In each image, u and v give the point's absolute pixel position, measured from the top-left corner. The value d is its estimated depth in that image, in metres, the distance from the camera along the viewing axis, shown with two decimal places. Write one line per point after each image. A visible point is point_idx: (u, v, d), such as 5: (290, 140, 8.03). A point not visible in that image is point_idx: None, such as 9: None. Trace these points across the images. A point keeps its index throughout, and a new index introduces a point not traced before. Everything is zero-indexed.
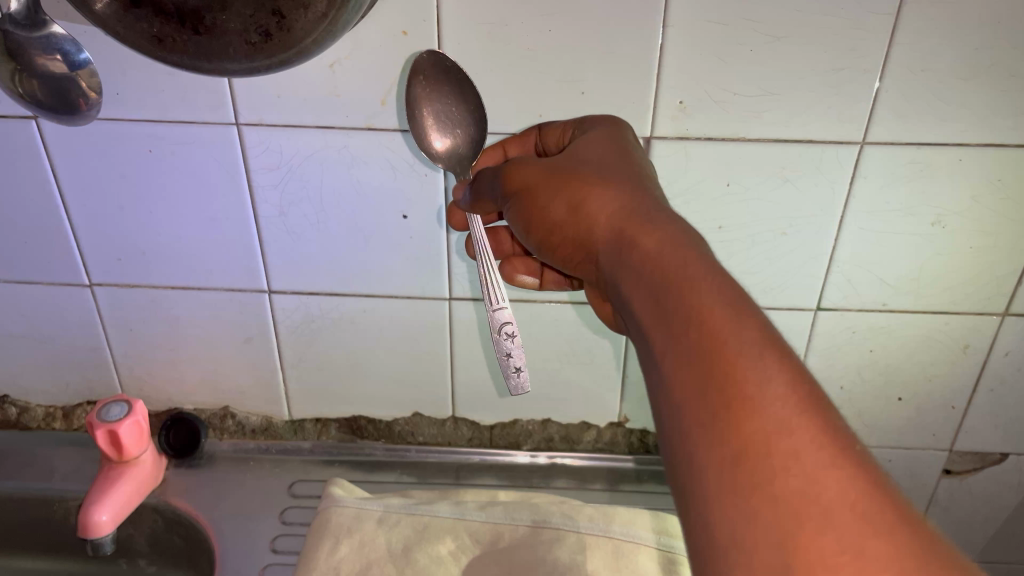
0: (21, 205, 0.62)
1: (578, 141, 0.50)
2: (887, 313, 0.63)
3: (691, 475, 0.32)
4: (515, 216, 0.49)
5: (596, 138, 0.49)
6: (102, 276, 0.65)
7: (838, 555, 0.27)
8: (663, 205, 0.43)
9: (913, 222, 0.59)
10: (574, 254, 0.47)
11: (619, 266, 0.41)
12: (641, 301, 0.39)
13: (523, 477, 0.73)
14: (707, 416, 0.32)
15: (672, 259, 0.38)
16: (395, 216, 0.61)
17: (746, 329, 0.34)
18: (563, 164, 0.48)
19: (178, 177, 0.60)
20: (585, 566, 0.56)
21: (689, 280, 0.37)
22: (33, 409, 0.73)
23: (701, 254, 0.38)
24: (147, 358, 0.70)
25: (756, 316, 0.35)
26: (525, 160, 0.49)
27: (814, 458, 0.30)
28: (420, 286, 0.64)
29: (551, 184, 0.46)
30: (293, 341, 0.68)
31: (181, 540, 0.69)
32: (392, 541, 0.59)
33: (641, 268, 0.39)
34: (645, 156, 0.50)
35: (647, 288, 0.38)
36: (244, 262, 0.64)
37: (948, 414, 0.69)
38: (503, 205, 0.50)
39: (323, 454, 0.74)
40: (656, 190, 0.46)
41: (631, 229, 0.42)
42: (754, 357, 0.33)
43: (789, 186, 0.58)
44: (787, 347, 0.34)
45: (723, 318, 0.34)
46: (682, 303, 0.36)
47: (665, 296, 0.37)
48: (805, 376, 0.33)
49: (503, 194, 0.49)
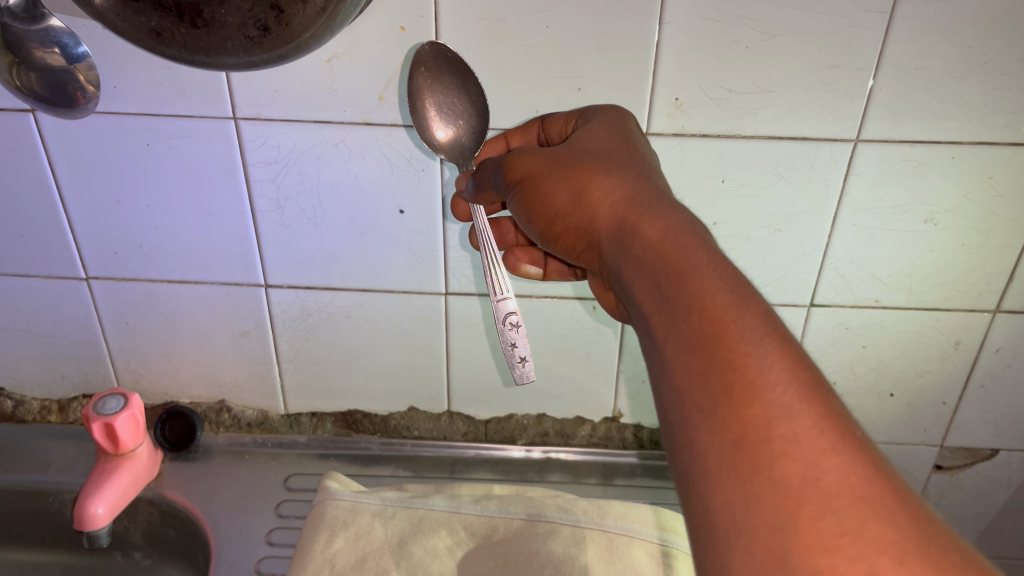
0: (17, 198, 0.62)
1: (580, 131, 0.50)
2: (880, 309, 0.64)
3: (691, 459, 0.33)
4: (518, 207, 0.49)
5: (598, 128, 0.50)
6: (99, 270, 0.65)
7: (838, 537, 0.28)
8: (664, 194, 0.44)
9: (906, 219, 0.59)
10: (577, 244, 0.48)
11: (620, 255, 0.42)
12: (643, 287, 0.39)
13: (518, 471, 0.73)
14: (708, 401, 0.33)
15: (675, 248, 0.39)
16: (391, 210, 0.61)
17: (748, 315, 0.35)
18: (565, 154, 0.48)
19: (175, 171, 0.60)
20: (579, 559, 0.57)
21: (691, 267, 0.37)
22: (29, 402, 0.73)
23: (703, 244, 0.39)
24: (142, 352, 0.70)
25: (758, 303, 0.36)
26: (528, 151, 0.49)
27: (814, 443, 0.30)
28: (416, 281, 0.65)
29: (553, 174, 0.47)
30: (289, 335, 0.68)
31: (176, 533, 0.69)
32: (387, 535, 0.60)
33: (643, 255, 0.40)
34: (648, 146, 0.50)
35: (648, 275, 0.39)
36: (241, 256, 0.64)
37: (940, 410, 0.69)
38: (505, 196, 0.51)
39: (318, 448, 0.74)
40: (658, 179, 0.46)
41: (632, 217, 0.42)
42: (756, 343, 0.33)
43: (783, 183, 0.58)
44: (787, 334, 0.35)
45: (725, 305, 0.35)
46: (684, 291, 0.36)
47: (666, 283, 0.37)
48: (807, 362, 0.34)
49: (506, 184, 0.49)
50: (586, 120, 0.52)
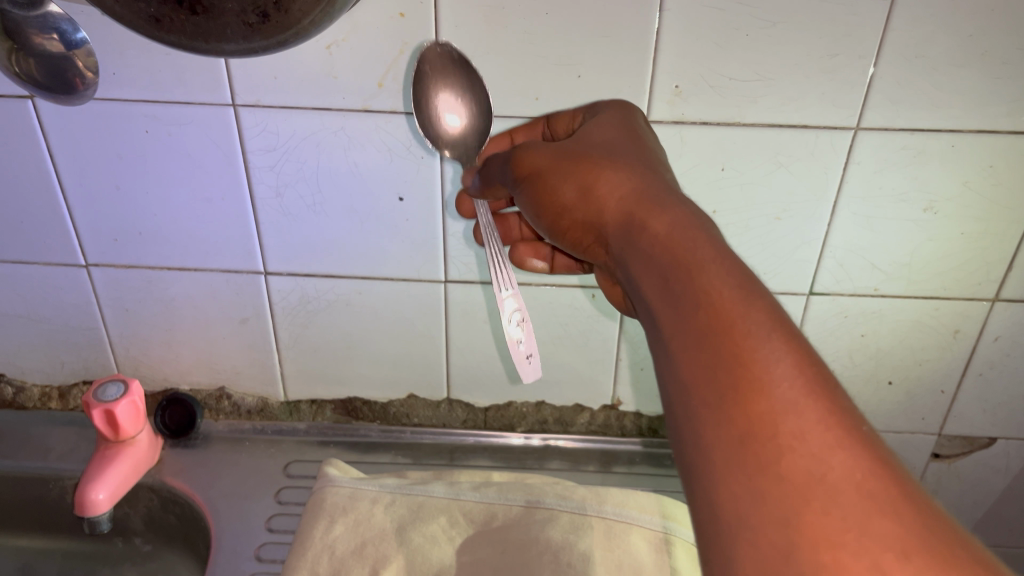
0: (17, 185, 0.62)
1: (588, 125, 0.50)
2: (879, 297, 0.64)
3: (698, 453, 0.33)
4: (527, 201, 0.50)
5: (605, 122, 0.50)
6: (98, 257, 0.65)
7: (843, 533, 0.28)
8: (672, 189, 0.44)
9: (905, 208, 0.59)
10: (585, 238, 0.48)
11: (628, 250, 0.42)
12: (651, 282, 0.39)
13: (517, 459, 0.73)
14: (715, 397, 0.33)
15: (682, 243, 0.38)
16: (391, 198, 0.61)
17: (754, 309, 0.35)
18: (574, 148, 0.48)
19: (175, 158, 0.60)
20: (577, 545, 0.57)
21: (696, 261, 0.37)
22: (29, 388, 0.73)
23: (710, 237, 0.39)
24: (142, 339, 0.70)
25: (765, 297, 0.36)
26: (537, 146, 0.49)
27: (821, 437, 0.30)
28: (415, 268, 0.65)
29: (562, 168, 0.47)
30: (289, 322, 0.68)
31: (176, 519, 0.70)
32: (387, 522, 0.60)
33: (651, 250, 0.40)
34: (656, 140, 0.50)
35: (656, 270, 0.39)
36: (241, 244, 0.64)
37: (937, 399, 0.70)
38: (513, 193, 0.51)
39: (317, 435, 0.74)
40: (666, 173, 0.46)
41: (638, 211, 0.42)
42: (762, 338, 0.34)
43: (783, 171, 0.58)
44: (794, 329, 0.35)
45: (732, 300, 0.35)
46: (691, 286, 0.36)
47: (674, 277, 0.37)
48: (812, 356, 0.34)
49: (516, 180, 0.50)
50: (594, 115, 0.52)
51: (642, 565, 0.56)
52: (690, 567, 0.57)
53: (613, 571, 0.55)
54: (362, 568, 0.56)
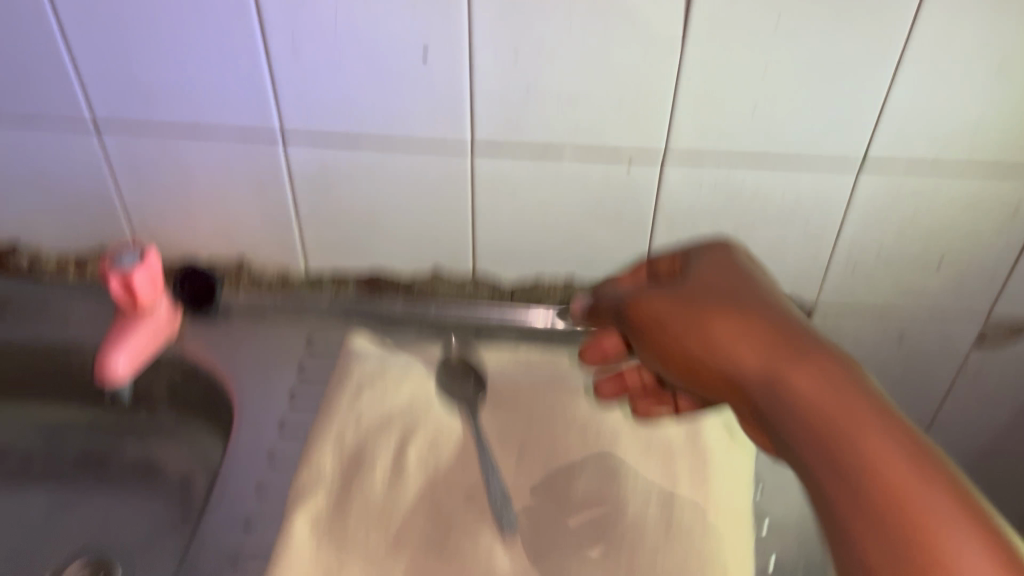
0: (20, 36, 0.58)
1: (695, 266, 0.48)
2: (937, 169, 0.60)
3: None
4: (646, 350, 0.48)
5: (712, 265, 0.47)
6: (108, 118, 0.62)
7: None
8: (816, 340, 0.41)
9: (976, 67, 0.54)
10: (711, 387, 0.44)
11: (773, 411, 0.39)
12: (806, 453, 0.37)
13: (542, 337, 0.69)
14: None
15: (829, 405, 0.37)
16: (415, 54, 0.57)
17: (936, 495, 0.34)
18: (688, 291, 0.46)
19: (184, 8, 0.56)
20: (606, 421, 0.55)
21: (849, 431, 0.36)
22: (45, 257, 0.72)
23: (867, 392, 0.38)
24: (158, 207, 0.68)
25: (942, 471, 0.35)
26: (658, 290, 0.47)
27: None
28: (440, 134, 0.61)
29: (682, 313, 0.45)
30: (309, 191, 0.65)
31: (201, 390, 0.69)
32: (412, 395, 0.58)
33: (799, 412, 0.38)
34: (766, 276, 0.47)
35: (809, 443, 0.37)
36: (258, 104, 0.60)
37: (992, 278, 0.65)
38: (628, 335, 0.50)
39: (341, 310, 0.71)
40: (797, 320, 0.43)
41: (781, 360, 0.40)
42: (955, 539, 0.32)
43: (844, 24, 0.53)
44: (1007, 537, 0.33)
45: (913, 486, 0.34)
46: (854, 458, 0.35)
47: (824, 450, 0.36)
48: (1009, 548, 0.32)
49: (633, 331, 0.48)
50: (691, 255, 0.49)
51: (672, 440, 0.54)
52: (722, 442, 0.54)
53: (643, 447, 0.53)
54: (388, 440, 0.55)
